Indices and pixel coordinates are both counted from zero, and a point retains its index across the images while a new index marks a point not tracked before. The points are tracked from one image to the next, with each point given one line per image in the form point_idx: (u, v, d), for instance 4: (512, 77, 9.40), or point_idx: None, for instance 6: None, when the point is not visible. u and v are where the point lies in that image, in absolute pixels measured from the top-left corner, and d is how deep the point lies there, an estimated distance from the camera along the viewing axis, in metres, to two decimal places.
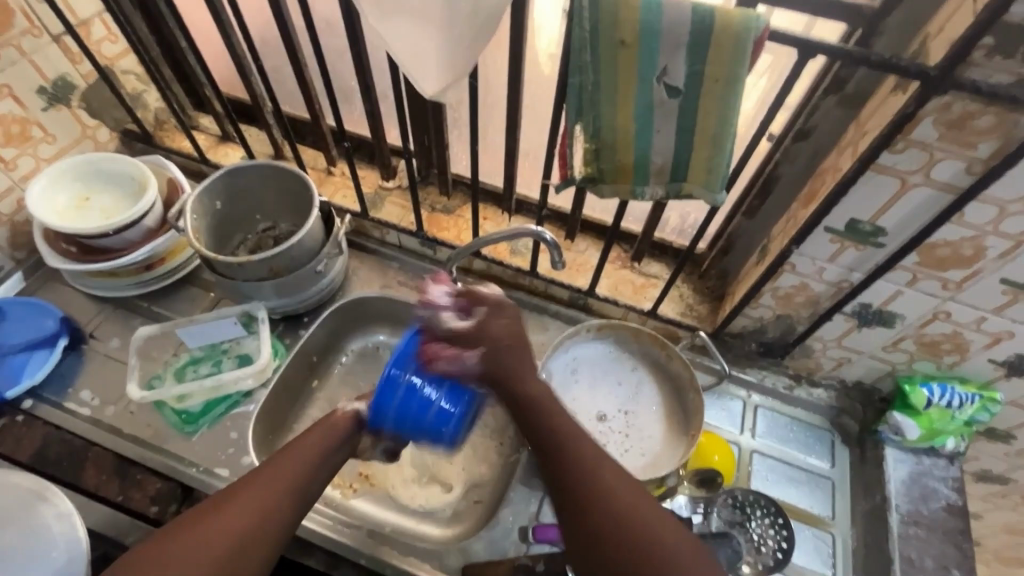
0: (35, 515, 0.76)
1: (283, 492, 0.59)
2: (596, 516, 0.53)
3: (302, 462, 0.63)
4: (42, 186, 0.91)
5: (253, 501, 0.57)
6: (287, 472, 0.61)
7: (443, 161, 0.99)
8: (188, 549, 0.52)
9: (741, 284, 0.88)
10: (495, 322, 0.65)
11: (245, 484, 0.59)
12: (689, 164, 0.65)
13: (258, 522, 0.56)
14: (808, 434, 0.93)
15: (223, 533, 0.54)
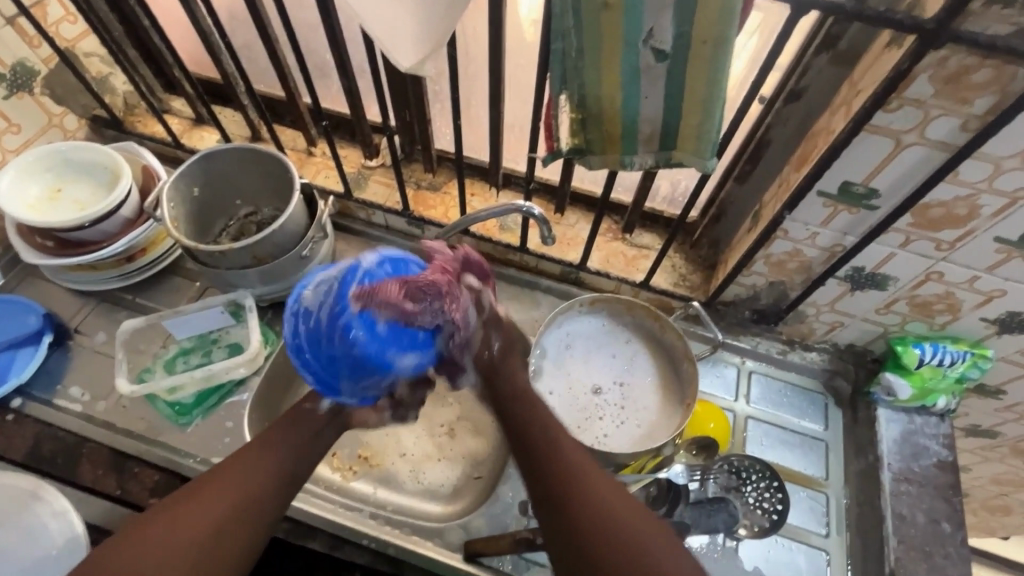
0: (31, 514, 0.76)
1: (265, 478, 0.62)
2: (581, 514, 0.56)
3: (284, 448, 0.65)
4: (10, 177, 0.88)
5: (234, 487, 0.60)
6: (268, 458, 0.63)
7: (427, 137, 0.96)
8: (171, 537, 0.54)
9: (734, 252, 0.87)
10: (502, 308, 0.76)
11: (228, 472, 0.61)
12: (678, 131, 0.63)
13: (243, 506, 0.59)
14: (802, 397, 0.94)
15: (203, 521, 0.56)
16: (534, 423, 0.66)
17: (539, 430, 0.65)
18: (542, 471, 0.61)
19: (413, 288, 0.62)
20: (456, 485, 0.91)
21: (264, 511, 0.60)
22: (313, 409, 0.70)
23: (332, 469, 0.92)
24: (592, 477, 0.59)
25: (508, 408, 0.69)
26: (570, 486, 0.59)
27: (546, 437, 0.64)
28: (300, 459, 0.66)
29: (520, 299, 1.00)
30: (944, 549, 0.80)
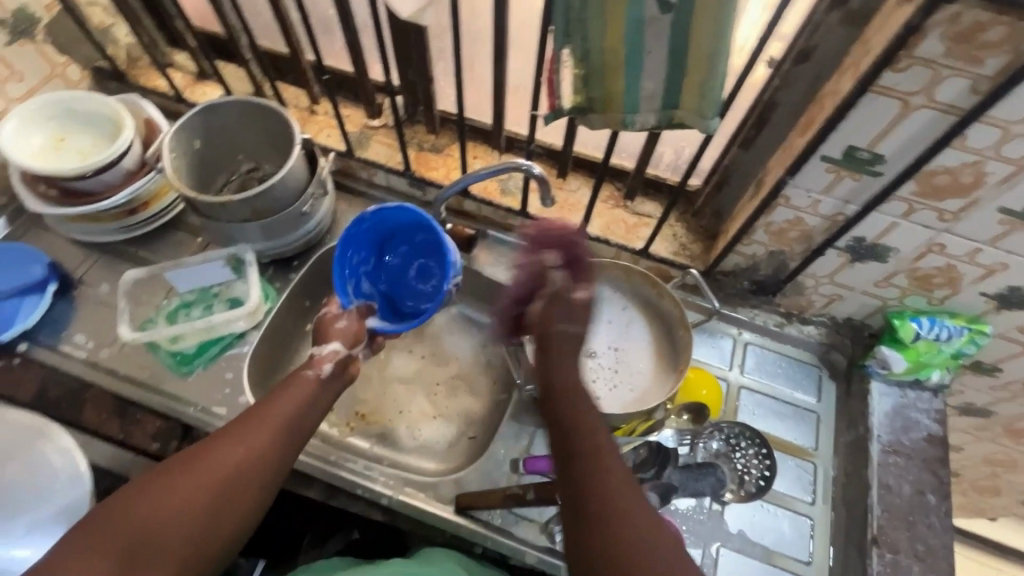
0: (36, 451, 0.78)
1: (263, 441, 0.64)
2: (610, 532, 0.50)
3: (282, 412, 0.67)
4: (15, 125, 0.88)
5: (226, 461, 0.60)
6: (266, 424, 0.65)
7: (430, 97, 0.95)
8: (171, 498, 0.56)
9: (735, 220, 0.86)
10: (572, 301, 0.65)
11: (225, 438, 0.62)
12: (681, 90, 0.62)
13: (237, 479, 0.60)
14: (796, 369, 0.95)
15: (206, 479, 0.58)
16: (571, 429, 0.57)
17: (581, 438, 0.56)
18: (577, 485, 0.53)
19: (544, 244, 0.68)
20: (450, 442, 0.94)
21: (257, 484, 0.62)
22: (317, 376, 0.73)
23: (330, 424, 0.96)
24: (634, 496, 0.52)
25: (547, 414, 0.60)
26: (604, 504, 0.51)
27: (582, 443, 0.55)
28: (297, 424, 0.68)
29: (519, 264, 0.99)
30: (928, 519, 0.81)
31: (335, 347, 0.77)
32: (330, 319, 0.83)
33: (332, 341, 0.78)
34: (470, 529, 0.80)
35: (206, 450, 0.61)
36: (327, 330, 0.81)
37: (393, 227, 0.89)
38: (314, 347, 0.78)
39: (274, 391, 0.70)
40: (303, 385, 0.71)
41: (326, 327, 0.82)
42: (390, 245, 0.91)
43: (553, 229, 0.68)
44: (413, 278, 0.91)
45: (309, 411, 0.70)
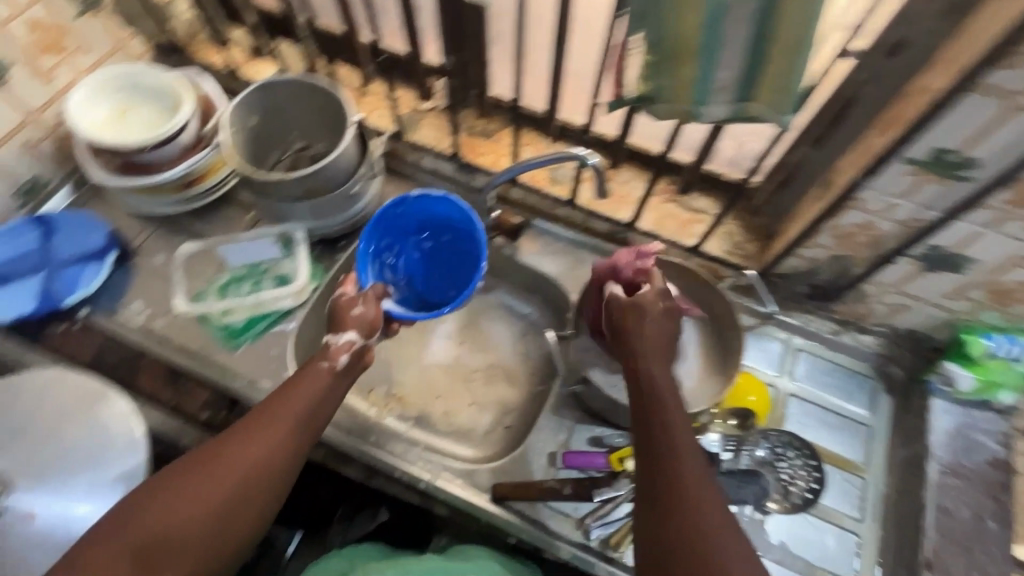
0: (90, 416, 0.70)
1: (273, 439, 0.62)
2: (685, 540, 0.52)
3: (292, 408, 0.64)
4: (82, 96, 0.91)
5: (236, 463, 0.59)
6: (274, 421, 0.63)
7: (483, 80, 0.93)
8: (184, 502, 0.57)
9: (797, 221, 0.82)
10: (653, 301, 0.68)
11: (235, 437, 0.61)
12: (758, 81, 0.59)
13: (247, 480, 0.59)
14: (849, 379, 0.91)
15: (217, 482, 0.58)
16: (661, 428, 0.58)
17: (664, 440, 0.57)
18: (653, 484, 0.56)
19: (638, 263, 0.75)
20: (486, 430, 0.94)
21: (268, 484, 0.60)
22: (331, 368, 0.69)
23: (368, 404, 0.96)
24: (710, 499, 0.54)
25: (636, 414, 0.61)
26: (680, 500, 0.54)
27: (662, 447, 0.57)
28: (309, 418, 0.65)
29: (566, 255, 0.97)
30: (986, 546, 0.77)
31: (350, 338, 0.71)
32: (347, 303, 0.76)
33: (348, 331, 0.72)
34: (505, 519, 0.80)
35: (218, 449, 0.60)
36: (342, 315, 0.74)
37: (424, 219, 0.90)
38: (329, 336, 0.72)
39: (285, 383, 0.67)
40: (315, 376, 0.67)
41: (342, 312, 0.75)
42: (417, 237, 0.91)
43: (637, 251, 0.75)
44: (436, 272, 0.92)
45: (322, 403, 0.67)
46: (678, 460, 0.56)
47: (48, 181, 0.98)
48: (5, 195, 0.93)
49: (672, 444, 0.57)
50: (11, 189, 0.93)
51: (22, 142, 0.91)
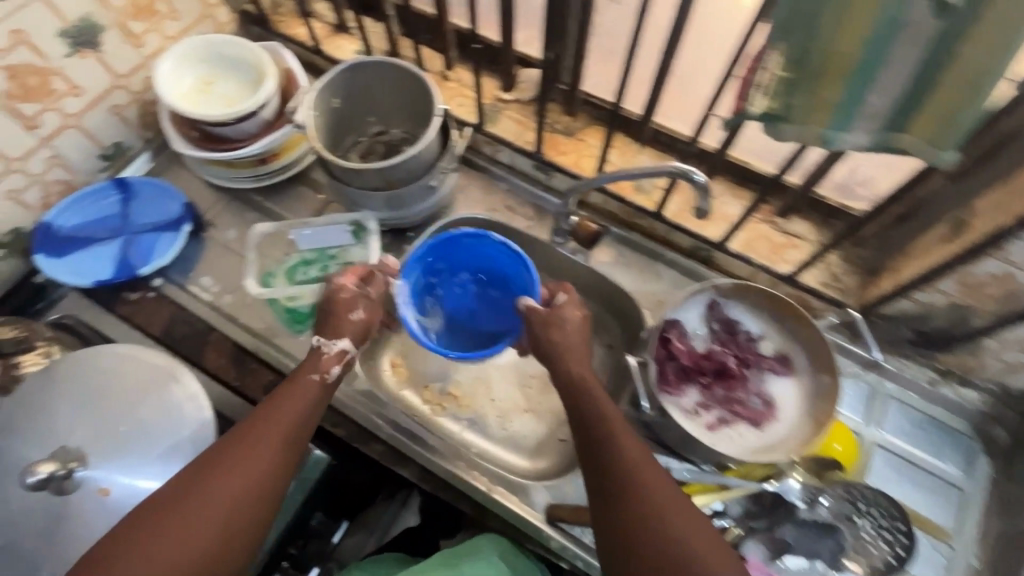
0: (158, 395, 0.68)
1: (273, 446, 0.62)
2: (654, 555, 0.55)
3: (288, 415, 0.65)
4: (168, 65, 0.89)
5: (237, 474, 0.59)
6: (271, 428, 0.63)
7: (575, 76, 0.87)
8: (188, 517, 0.56)
9: (915, 261, 0.74)
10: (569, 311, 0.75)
11: (228, 452, 0.60)
12: (918, 109, 0.52)
13: (250, 488, 0.59)
14: (941, 435, 0.83)
15: (219, 493, 0.58)
16: (623, 468, 0.61)
17: (617, 465, 0.61)
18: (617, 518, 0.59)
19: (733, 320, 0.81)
20: (540, 440, 0.90)
21: (272, 489, 0.61)
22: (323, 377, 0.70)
23: (422, 400, 0.93)
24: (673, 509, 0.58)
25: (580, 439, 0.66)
26: (638, 530, 0.57)
27: (626, 479, 0.60)
28: (304, 424, 0.66)
29: (640, 268, 0.93)
30: None
31: (342, 345, 0.73)
32: (348, 304, 0.75)
33: (343, 338, 0.73)
34: (560, 544, 0.77)
35: (212, 465, 0.59)
36: (340, 316, 0.75)
37: (487, 265, 0.87)
38: (321, 339, 0.73)
39: (274, 394, 0.67)
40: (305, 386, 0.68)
41: (339, 313, 0.75)
42: (474, 276, 0.88)
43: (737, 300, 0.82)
44: (471, 316, 0.89)
45: (314, 409, 0.68)
46: (631, 480, 0.60)
47: (130, 146, 0.98)
48: (90, 158, 0.94)
49: (626, 472, 0.60)
50: (96, 152, 0.94)
51: (109, 106, 0.91)
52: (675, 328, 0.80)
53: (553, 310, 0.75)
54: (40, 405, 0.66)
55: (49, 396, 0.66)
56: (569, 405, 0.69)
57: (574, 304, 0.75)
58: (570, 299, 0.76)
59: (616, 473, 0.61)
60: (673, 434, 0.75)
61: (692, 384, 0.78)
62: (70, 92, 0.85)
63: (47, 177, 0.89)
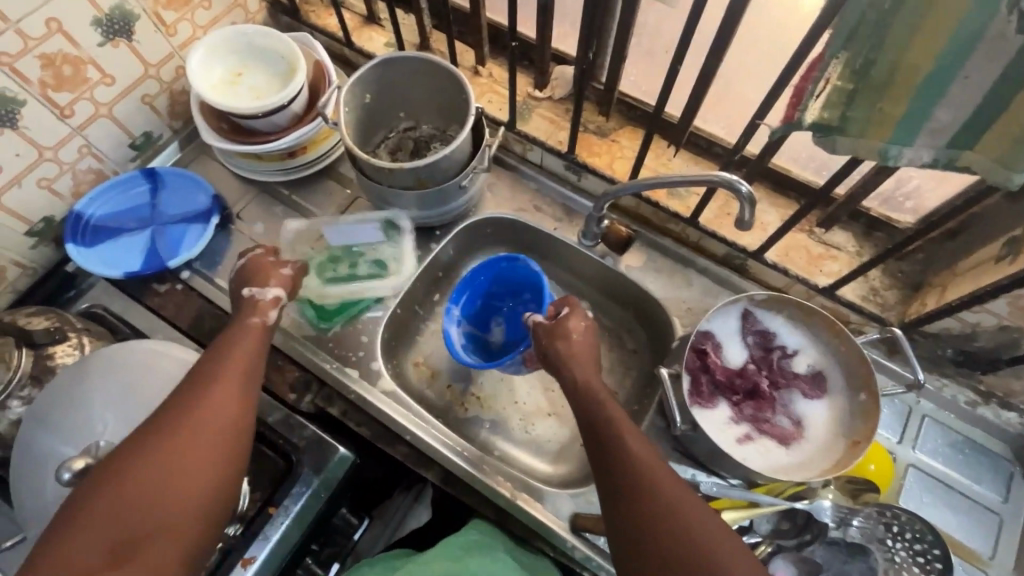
0: None
1: (224, 383, 0.63)
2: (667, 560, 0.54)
3: (234, 357, 0.66)
4: (199, 55, 0.88)
5: (193, 414, 0.60)
6: (218, 370, 0.64)
7: (613, 76, 0.84)
8: (149, 459, 0.56)
9: (965, 280, 0.71)
10: (574, 321, 0.74)
11: (182, 403, 0.61)
12: (990, 127, 0.49)
13: (210, 422, 0.60)
14: (980, 458, 0.81)
15: (178, 432, 0.58)
16: (626, 467, 0.60)
17: (621, 464, 0.60)
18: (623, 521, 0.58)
19: (763, 333, 0.79)
20: (563, 444, 0.90)
21: (233, 422, 0.62)
22: (263, 323, 0.73)
23: (444, 400, 0.93)
24: (682, 512, 0.56)
25: (589, 443, 0.65)
26: (650, 529, 0.56)
27: (632, 481, 0.59)
28: (251, 363, 0.68)
29: (671, 274, 0.91)
30: None
31: (275, 293, 0.76)
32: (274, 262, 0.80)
33: (274, 287, 0.77)
34: (584, 554, 0.76)
35: (167, 418, 0.59)
36: (268, 269, 0.79)
37: (531, 284, 0.90)
38: (250, 290, 0.76)
39: (217, 347, 0.68)
40: (247, 333, 0.71)
41: (267, 267, 0.79)
42: (521, 296, 0.92)
43: (771, 308, 0.79)
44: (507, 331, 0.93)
45: (258, 350, 0.70)
46: (634, 484, 0.58)
47: (160, 136, 0.98)
48: (121, 147, 0.93)
49: (631, 472, 0.59)
50: (126, 141, 0.94)
51: (140, 95, 0.91)
52: (708, 339, 0.78)
53: (556, 322, 0.74)
54: (75, 398, 0.66)
55: (84, 390, 0.67)
56: (579, 414, 0.68)
57: (577, 315, 0.74)
58: (574, 309, 0.75)
59: (620, 474, 0.60)
60: (702, 449, 0.73)
61: (723, 398, 0.76)
62: (102, 81, 0.84)
63: (79, 166, 0.89)
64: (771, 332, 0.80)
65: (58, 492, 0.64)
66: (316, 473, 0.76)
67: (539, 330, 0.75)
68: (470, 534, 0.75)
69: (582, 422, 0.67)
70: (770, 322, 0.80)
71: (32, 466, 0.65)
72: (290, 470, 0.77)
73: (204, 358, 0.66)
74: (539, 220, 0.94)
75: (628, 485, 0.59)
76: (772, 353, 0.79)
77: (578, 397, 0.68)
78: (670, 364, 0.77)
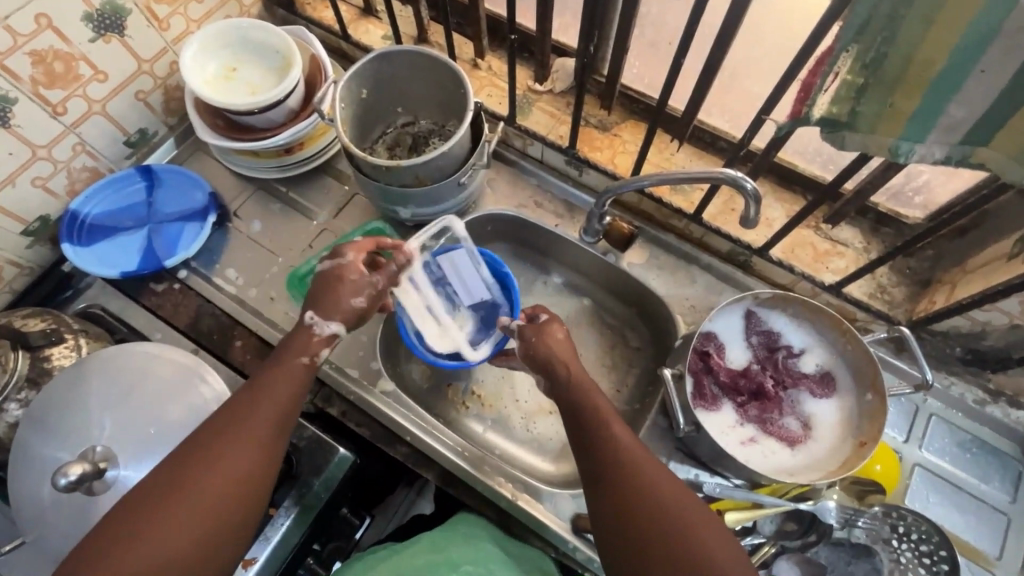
0: (186, 394, 0.67)
1: (256, 441, 0.58)
2: (658, 559, 0.52)
3: (270, 407, 0.61)
4: (192, 50, 0.86)
5: (220, 474, 0.55)
6: (252, 422, 0.59)
7: (615, 68, 0.82)
8: (171, 524, 0.52)
9: (975, 277, 0.69)
10: (553, 329, 0.72)
11: (209, 456, 0.56)
12: (1005, 124, 0.47)
13: (237, 487, 0.56)
14: (988, 457, 0.79)
15: (204, 495, 0.54)
16: (615, 465, 0.59)
17: (611, 460, 0.59)
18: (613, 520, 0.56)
19: (770, 337, 0.78)
20: (564, 443, 0.89)
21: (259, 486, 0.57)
22: (310, 364, 0.66)
23: (446, 399, 0.92)
24: (672, 511, 0.55)
25: (576, 442, 0.63)
26: (640, 527, 0.54)
27: (621, 478, 0.58)
28: (287, 414, 0.62)
29: (673, 271, 0.89)
30: None
31: (331, 330, 0.68)
32: (353, 286, 0.69)
33: (337, 322, 0.68)
34: (587, 555, 0.76)
35: (195, 467, 0.56)
36: (340, 295, 0.68)
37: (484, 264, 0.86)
38: (312, 317, 0.68)
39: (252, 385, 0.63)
40: (288, 371, 0.64)
41: (338, 292, 0.68)
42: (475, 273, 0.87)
43: (780, 308, 0.78)
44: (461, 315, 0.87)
45: (297, 396, 0.64)
46: (623, 481, 0.57)
47: (155, 132, 0.97)
48: (116, 145, 0.92)
49: (619, 470, 0.58)
50: (121, 139, 0.92)
51: (134, 91, 0.89)
52: (710, 341, 0.76)
53: (537, 327, 0.72)
54: (72, 403, 0.66)
55: (81, 394, 0.66)
56: (565, 415, 0.66)
57: (557, 320, 0.73)
58: (552, 317, 0.74)
59: (604, 463, 0.59)
60: (706, 450, 0.73)
61: (728, 399, 0.75)
62: (95, 78, 0.83)
63: (73, 164, 0.87)
64: (774, 331, 0.78)
65: (57, 497, 0.63)
66: (316, 474, 0.76)
67: (523, 331, 0.73)
68: (460, 528, 0.73)
69: (569, 419, 0.66)
70: (777, 326, 0.78)
71: (29, 471, 0.64)
72: (289, 472, 0.77)
73: (239, 399, 0.61)
74: (540, 216, 0.93)
75: (617, 482, 0.58)
76: (777, 354, 0.77)
77: (564, 397, 0.67)
78: (674, 364, 0.76)
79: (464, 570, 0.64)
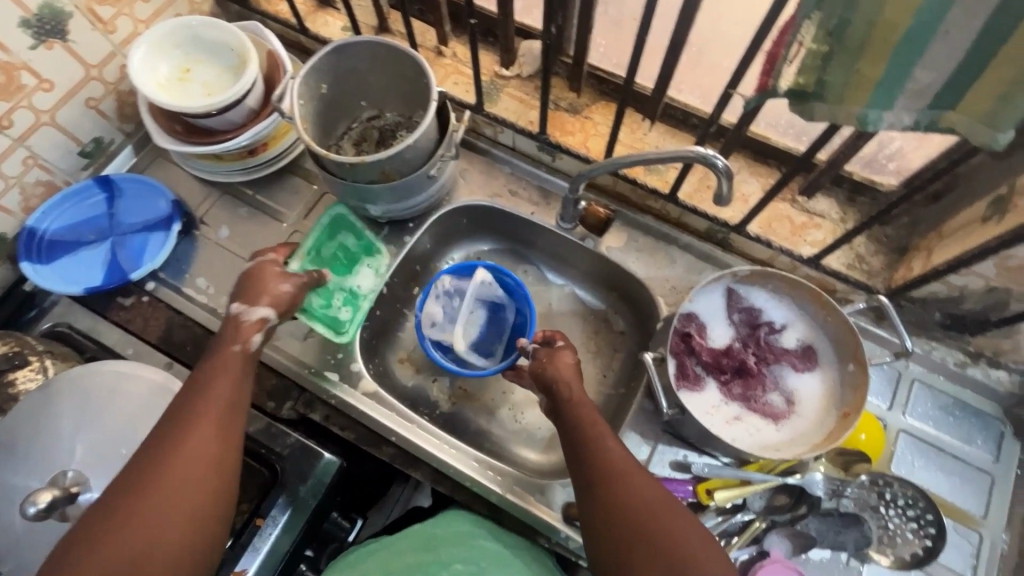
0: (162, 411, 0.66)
1: (207, 421, 0.60)
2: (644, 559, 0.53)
3: (217, 390, 0.63)
4: (142, 52, 0.83)
5: (181, 456, 0.57)
6: (200, 408, 0.61)
7: (581, 47, 0.80)
8: (144, 506, 0.54)
9: (950, 241, 0.69)
10: (561, 357, 0.71)
11: (168, 443, 0.58)
12: (970, 86, 0.46)
13: (200, 464, 0.58)
14: (971, 418, 0.80)
15: (169, 476, 0.56)
16: (605, 470, 0.59)
17: (599, 464, 0.60)
18: (601, 522, 0.57)
19: (750, 317, 0.78)
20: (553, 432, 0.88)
21: (224, 460, 0.60)
22: (245, 351, 0.68)
23: (433, 396, 0.91)
24: (657, 513, 0.55)
25: (568, 450, 0.64)
26: (627, 527, 0.55)
27: (609, 482, 0.58)
28: (237, 395, 0.64)
29: (653, 252, 0.88)
30: None
31: (262, 314, 0.71)
32: (278, 275, 0.75)
33: (264, 306, 0.72)
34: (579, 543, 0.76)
35: (156, 454, 0.57)
36: (266, 283, 0.74)
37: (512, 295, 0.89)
38: (240, 306, 0.71)
39: (193, 381, 0.64)
40: (226, 360, 0.67)
41: (267, 281, 0.74)
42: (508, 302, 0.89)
43: (757, 284, 0.77)
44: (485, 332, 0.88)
45: (242, 379, 0.66)
46: (612, 488, 0.58)
47: (111, 141, 0.93)
48: (70, 156, 0.88)
49: (608, 475, 0.59)
50: (75, 149, 0.89)
51: (83, 99, 0.85)
52: (692, 321, 0.76)
53: (551, 351, 0.73)
54: (40, 425, 0.64)
55: (49, 418, 0.64)
56: (562, 425, 0.67)
57: (572, 349, 0.73)
58: (568, 345, 0.74)
59: (594, 466, 0.60)
60: (692, 431, 0.72)
61: (711, 378, 0.75)
62: (40, 87, 0.79)
63: (26, 179, 0.84)
64: (753, 307, 0.78)
65: (28, 526, 0.61)
66: (302, 481, 0.75)
67: (537, 353, 0.74)
68: (451, 524, 0.73)
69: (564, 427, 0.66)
70: (755, 300, 0.78)
71: None
72: (274, 480, 0.75)
73: (185, 392, 0.63)
74: (514, 205, 0.91)
75: (605, 488, 0.58)
76: (758, 329, 0.77)
77: (560, 406, 0.68)
78: (656, 348, 0.75)
79: (454, 569, 0.65)
